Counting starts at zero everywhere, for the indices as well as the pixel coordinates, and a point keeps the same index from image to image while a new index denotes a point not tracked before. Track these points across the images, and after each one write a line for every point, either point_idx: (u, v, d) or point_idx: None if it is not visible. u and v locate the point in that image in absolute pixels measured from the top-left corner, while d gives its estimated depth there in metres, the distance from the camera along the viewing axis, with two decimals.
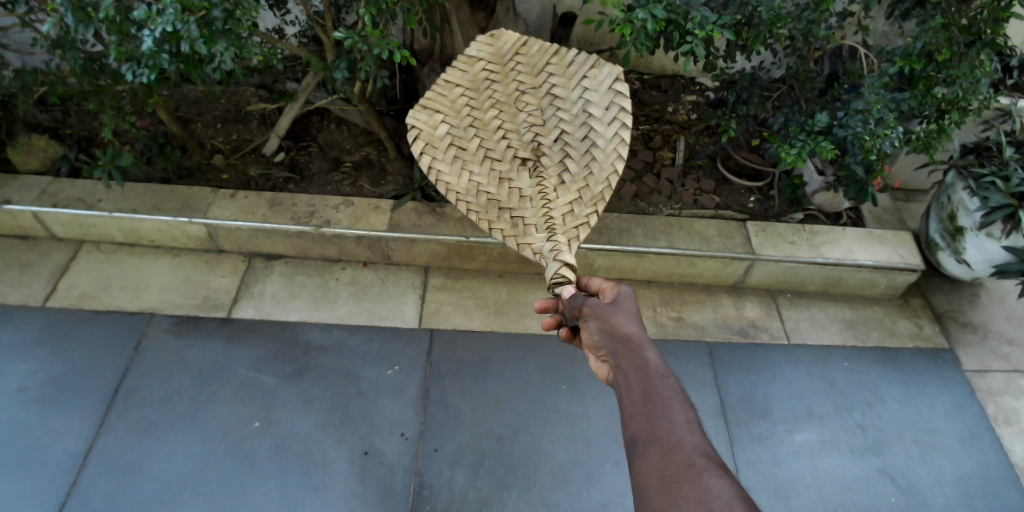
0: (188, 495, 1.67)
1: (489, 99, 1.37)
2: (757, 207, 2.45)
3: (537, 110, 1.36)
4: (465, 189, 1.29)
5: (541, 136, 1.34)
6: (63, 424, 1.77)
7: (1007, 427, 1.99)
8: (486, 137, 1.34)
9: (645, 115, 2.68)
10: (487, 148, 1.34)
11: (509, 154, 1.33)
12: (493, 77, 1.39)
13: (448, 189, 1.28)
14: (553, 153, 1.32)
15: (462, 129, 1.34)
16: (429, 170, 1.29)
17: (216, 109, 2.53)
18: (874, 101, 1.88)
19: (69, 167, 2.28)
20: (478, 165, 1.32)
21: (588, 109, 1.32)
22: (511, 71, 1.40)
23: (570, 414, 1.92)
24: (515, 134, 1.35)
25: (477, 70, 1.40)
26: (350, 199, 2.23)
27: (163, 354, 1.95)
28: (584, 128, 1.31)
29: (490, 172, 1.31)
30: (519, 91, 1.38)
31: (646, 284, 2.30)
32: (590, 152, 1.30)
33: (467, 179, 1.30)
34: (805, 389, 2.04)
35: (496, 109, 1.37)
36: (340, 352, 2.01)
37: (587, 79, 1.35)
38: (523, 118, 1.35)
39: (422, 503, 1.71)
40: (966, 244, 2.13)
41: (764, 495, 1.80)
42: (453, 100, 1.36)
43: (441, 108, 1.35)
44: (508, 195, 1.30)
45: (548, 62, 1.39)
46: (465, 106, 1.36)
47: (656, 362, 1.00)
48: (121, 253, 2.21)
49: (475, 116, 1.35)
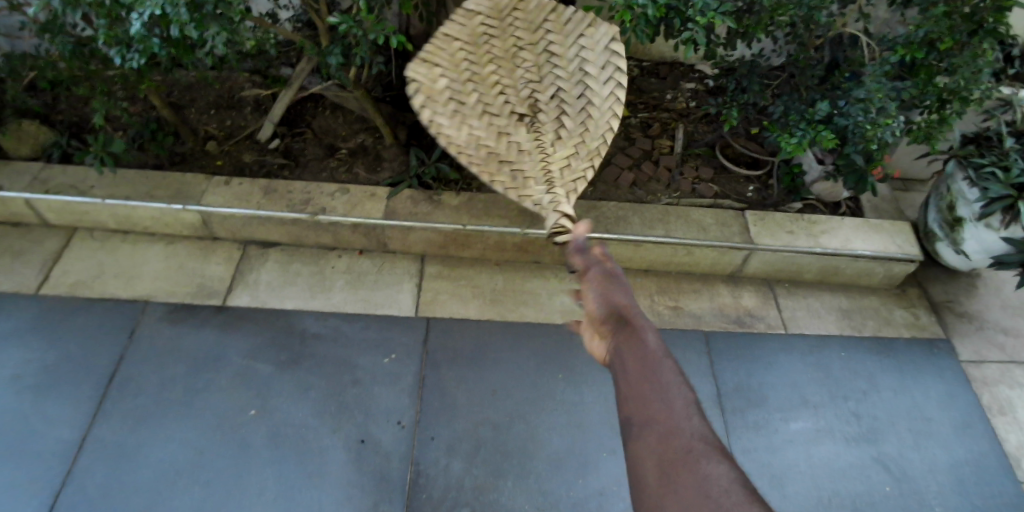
0: (183, 482, 1.68)
1: (486, 54, 1.30)
2: (755, 196, 2.44)
3: (534, 65, 1.30)
4: (469, 141, 1.22)
5: (539, 92, 1.28)
6: (57, 413, 1.77)
7: (1001, 417, 2.00)
8: (485, 92, 1.27)
9: (643, 102, 2.65)
10: (485, 103, 1.26)
11: (507, 108, 1.27)
12: (490, 32, 1.31)
13: (449, 143, 1.20)
14: (549, 109, 1.28)
15: (461, 84, 1.25)
16: (429, 123, 1.20)
17: (208, 95, 2.49)
18: (875, 90, 1.88)
19: (61, 153, 2.25)
20: (481, 118, 1.24)
21: (584, 66, 1.29)
22: (508, 26, 1.33)
23: (566, 403, 1.93)
24: (512, 90, 1.28)
25: (474, 25, 1.31)
26: (345, 187, 2.21)
27: (156, 342, 1.94)
28: (580, 85, 1.28)
29: (490, 126, 1.24)
30: (516, 46, 1.31)
31: (643, 272, 2.29)
32: (586, 109, 1.27)
33: (467, 132, 1.22)
34: (801, 378, 2.04)
35: (493, 64, 1.29)
36: (335, 340, 2.01)
37: (583, 37, 1.31)
38: (521, 74, 1.30)
39: (418, 491, 1.72)
40: (965, 235, 2.12)
41: (759, 483, 1.81)
42: (451, 54, 1.27)
43: (440, 61, 1.25)
44: (506, 149, 1.23)
45: (545, 19, 1.33)
46: (463, 61, 1.27)
47: (655, 341, 0.94)
48: (114, 240, 2.19)
49: (473, 71, 1.27)
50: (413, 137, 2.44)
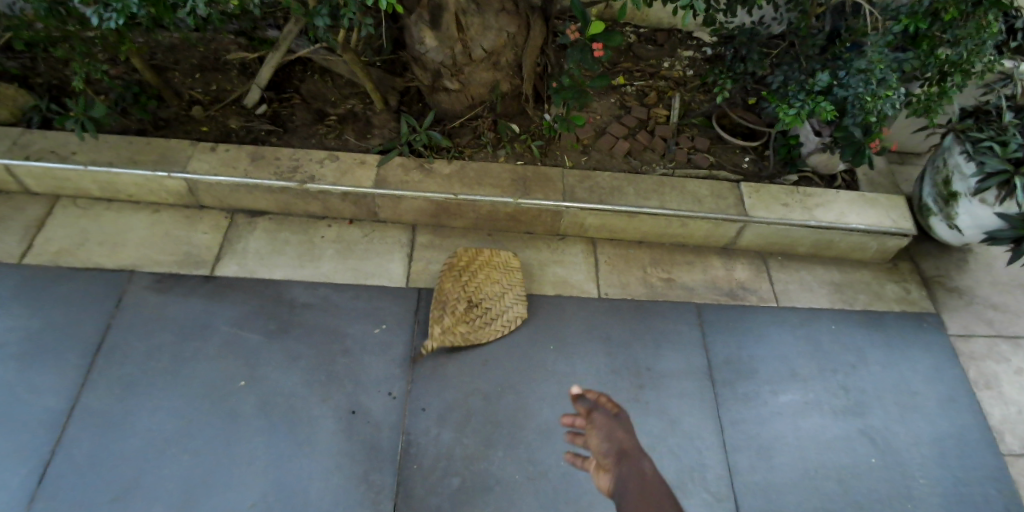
0: (173, 451, 1.68)
1: (493, 269, 2.07)
2: (751, 167, 2.42)
3: (472, 306, 1.99)
4: (462, 280, 2.03)
5: (469, 306, 1.99)
6: (43, 382, 1.75)
7: (987, 391, 2.03)
8: (476, 274, 2.05)
9: (640, 70, 2.59)
10: (471, 281, 2.03)
11: (470, 291, 2.01)
12: (498, 279, 2.06)
13: (473, 259, 2.08)
14: (467, 318, 1.97)
15: (475, 260, 2.08)
16: (470, 260, 2.07)
17: (192, 57, 2.41)
18: (878, 60, 1.84)
19: (40, 117, 2.18)
20: (460, 287, 2.02)
21: (486, 315, 1.99)
22: (492, 284, 2.04)
23: (557, 373, 1.93)
24: (470, 291, 2.01)
25: (499, 274, 2.07)
26: (335, 154, 2.16)
27: (144, 310, 1.92)
28: (479, 319, 1.98)
29: (462, 283, 2.03)
30: (481, 290, 2.02)
31: (637, 244, 2.27)
32: (483, 320, 1.98)
33: (472, 265, 2.07)
34: (790, 351, 2.06)
35: (487, 270, 2.07)
36: (326, 310, 1.99)
37: (498, 310, 2.00)
38: (466, 296, 2.00)
39: (409, 461, 1.73)
40: (959, 210, 2.11)
41: (747, 454, 1.83)
42: (491, 260, 2.09)
43: (484, 266, 2.08)
44: (462, 295, 2.00)
45: (490, 298, 2.01)
46: (488, 261, 2.08)
47: (651, 471, 1.12)
48: (97, 207, 2.14)
49: (482, 267, 2.07)
50: (404, 103, 2.39)
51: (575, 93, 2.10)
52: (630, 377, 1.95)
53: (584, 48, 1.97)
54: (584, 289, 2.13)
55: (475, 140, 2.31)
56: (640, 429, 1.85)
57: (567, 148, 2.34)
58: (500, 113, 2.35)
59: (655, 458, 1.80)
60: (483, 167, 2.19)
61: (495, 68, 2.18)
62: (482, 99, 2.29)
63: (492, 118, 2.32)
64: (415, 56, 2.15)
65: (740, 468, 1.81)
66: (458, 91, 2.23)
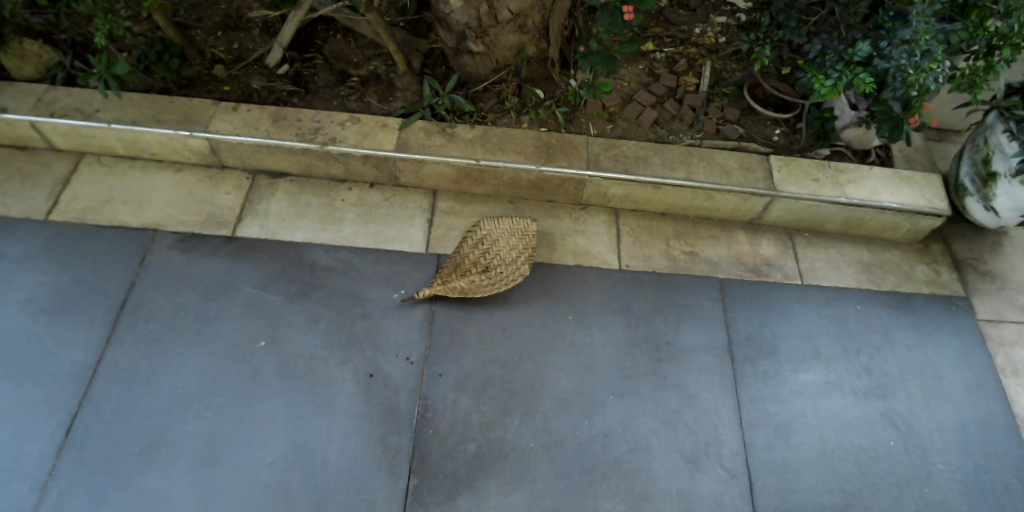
0: (196, 408, 1.72)
1: (512, 238, 2.01)
2: (782, 140, 2.34)
3: (479, 267, 1.95)
4: (478, 244, 1.98)
5: (475, 268, 1.95)
6: (70, 336, 1.80)
7: (1014, 379, 1.98)
8: (493, 239, 2.00)
9: (670, 36, 2.50)
10: (487, 247, 1.98)
11: (482, 254, 1.97)
12: (513, 246, 1.99)
13: (495, 225, 2.02)
14: (471, 277, 1.92)
15: (497, 228, 2.02)
16: (490, 226, 2.02)
17: (215, 15, 2.37)
18: (923, 30, 1.75)
19: (64, 74, 2.18)
20: (474, 250, 1.98)
21: (489, 274, 1.93)
22: (505, 249, 1.98)
23: (575, 343, 1.93)
24: (482, 254, 1.97)
25: (518, 243, 2.00)
26: (356, 116, 2.14)
27: (168, 269, 1.94)
28: (482, 277, 1.92)
29: (477, 246, 1.98)
30: (491, 252, 1.97)
31: (661, 216, 2.23)
32: (485, 278, 1.92)
33: (494, 231, 2.01)
34: (815, 329, 2.02)
35: (506, 237, 2.00)
36: (346, 272, 2.00)
37: (502, 271, 1.93)
38: (476, 258, 1.97)
39: (426, 426, 1.74)
40: (997, 191, 2.04)
41: (764, 431, 1.82)
42: (511, 229, 2.02)
43: (505, 234, 2.01)
44: (471, 258, 1.97)
45: (499, 263, 1.95)
46: (509, 230, 2.01)
47: None
48: (122, 166, 2.15)
49: (501, 236, 2.01)
50: (427, 65, 2.33)
51: (603, 59, 2.04)
52: (650, 351, 1.93)
53: (614, 12, 1.89)
54: (605, 260, 2.10)
55: (499, 106, 2.26)
56: (658, 402, 1.84)
57: (592, 116, 2.29)
58: (525, 78, 2.29)
59: (671, 433, 1.80)
60: (507, 133, 2.15)
61: (521, 30, 2.12)
62: (507, 62, 2.23)
63: (516, 83, 2.27)
64: (440, 17, 2.08)
65: (757, 445, 1.80)
66: (483, 54, 2.17)
